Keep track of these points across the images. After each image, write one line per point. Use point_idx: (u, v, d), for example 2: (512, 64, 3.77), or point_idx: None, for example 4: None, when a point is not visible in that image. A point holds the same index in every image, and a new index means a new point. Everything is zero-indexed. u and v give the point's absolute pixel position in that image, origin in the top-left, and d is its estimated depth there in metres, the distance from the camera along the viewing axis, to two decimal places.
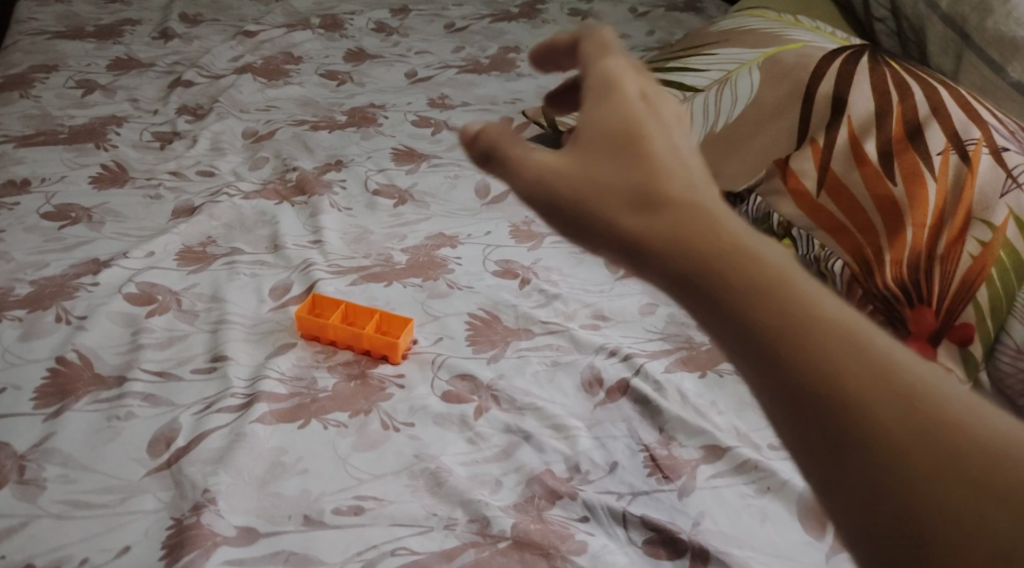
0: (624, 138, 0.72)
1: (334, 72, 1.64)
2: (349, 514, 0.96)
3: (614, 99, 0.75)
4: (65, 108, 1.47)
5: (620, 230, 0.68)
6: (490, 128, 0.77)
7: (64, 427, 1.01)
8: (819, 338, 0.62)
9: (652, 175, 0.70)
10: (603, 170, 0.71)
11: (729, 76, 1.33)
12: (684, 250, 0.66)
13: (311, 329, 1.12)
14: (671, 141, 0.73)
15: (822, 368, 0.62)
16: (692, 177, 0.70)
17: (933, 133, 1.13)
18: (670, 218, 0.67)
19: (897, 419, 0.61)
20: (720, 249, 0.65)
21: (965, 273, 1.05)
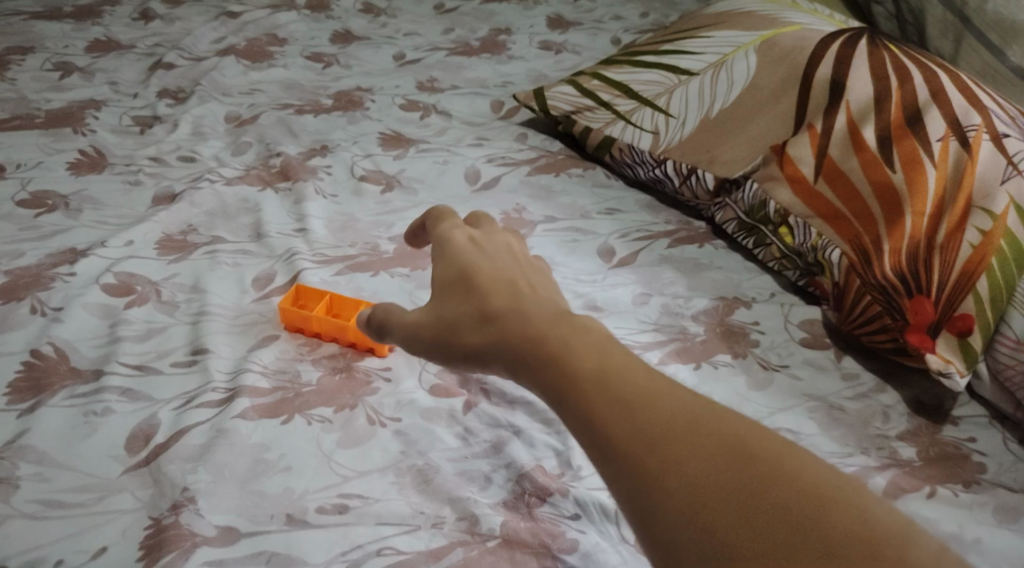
0: (465, 275, 0.83)
1: (319, 54, 1.60)
2: (334, 512, 0.93)
3: (454, 243, 0.86)
4: (42, 92, 1.43)
5: (473, 343, 0.80)
6: (372, 310, 0.89)
7: (39, 424, 0.98)
8: (642, 420, 0.70)
9: (491, 293, 0.81)
10: (449, 307, 0.82)
11: (725, 60, 1.30)
12: (524, 353, 0.76)
13: (295, 321, 1.09)
14: (508, 266, 0.83)
15: (647, 441, 0.70)
16: (524, 291, 0.80)
17: (933, 119, 1.09)
18: (505, 332, 0.78)
19: (714, 478, 0.68)
20: (550, 355, 0.75)
21: (965, 263, 1.01)
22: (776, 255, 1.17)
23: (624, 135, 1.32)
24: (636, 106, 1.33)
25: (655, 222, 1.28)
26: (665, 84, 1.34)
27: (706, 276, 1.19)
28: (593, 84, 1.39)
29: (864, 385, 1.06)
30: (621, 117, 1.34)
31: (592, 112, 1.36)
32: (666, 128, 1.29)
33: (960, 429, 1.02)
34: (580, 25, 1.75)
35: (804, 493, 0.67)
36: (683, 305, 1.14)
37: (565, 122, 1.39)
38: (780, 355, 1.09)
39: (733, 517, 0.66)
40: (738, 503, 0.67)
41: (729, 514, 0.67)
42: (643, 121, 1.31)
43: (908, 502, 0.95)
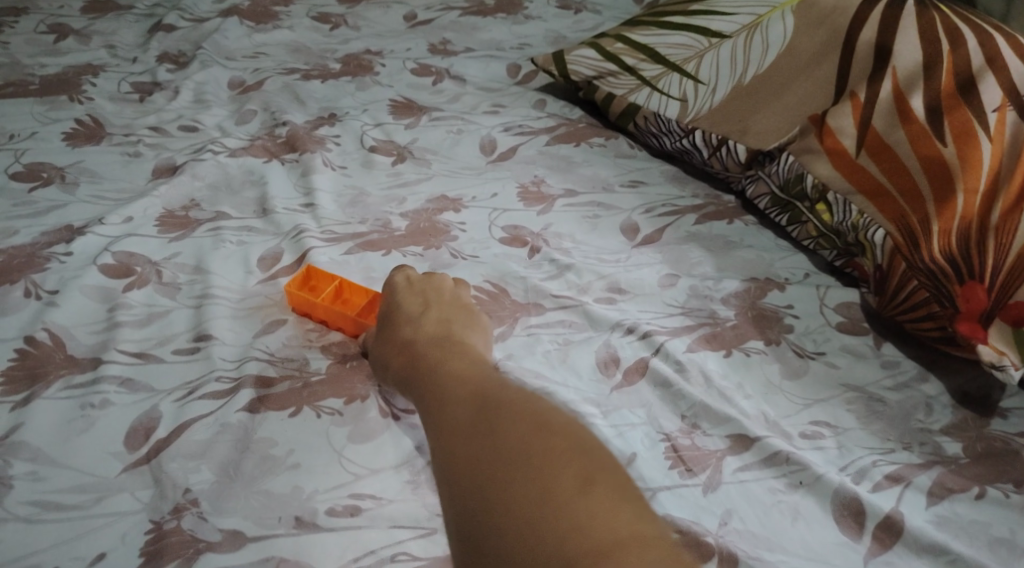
0: (388, 302, 1.00)
1: (327, 14, 1.52)
2: (346, 515, 0.88)
3: (399, 280, 1.02)
4: (37, 56, 1.36)
5: (377, 354, 0.95)
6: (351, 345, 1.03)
7: (33, 417, 0.93)
8: (456, 392, 0.85)
9: (399, 318, 0.97)
10: (375, 338, 0.97)
11: (760, 21, 1.22)
12: (397, 355, 0.93)
13: (303, 305, 1.03)
14: (422, 302, 0.98)
15: (458, 408, 0.83)
16: (422, 310, 0.97)
17: (989, 89, 1.01)
18: (395, 342, 0.94)
19: (492, 429, 0.80)
20: (412, 360, 0.92)
21: (1022, 246, 0.93)
22: (812, 233, 1.11)
23: (650, 102, 1.25)
24: (664, 71, 1.26)
25: (681, 195, 1.21)
26: (695, 47, 1.26)
27: (737, 255, 1.12)
28: (616, 48, 1.31)
29: (905, 373, 1.00)
30: (647, 83, 1.26)
31: (616, 78, 1.29)
32: (695, 95, 1.22)
33: (1010, 422, 0.96)
34: None
35: (545, 430, 0.78)
36: (713, 287, 1.08)
37: (587, 88, 1.32)
38: (815, 341, 1.03)
39: (493, 457, 0.78)
40: (502, 449, 0.78)
41: (492, 457, 0.78)
42: (670, 88, 1.24)
43: (953, 504, 0.89)
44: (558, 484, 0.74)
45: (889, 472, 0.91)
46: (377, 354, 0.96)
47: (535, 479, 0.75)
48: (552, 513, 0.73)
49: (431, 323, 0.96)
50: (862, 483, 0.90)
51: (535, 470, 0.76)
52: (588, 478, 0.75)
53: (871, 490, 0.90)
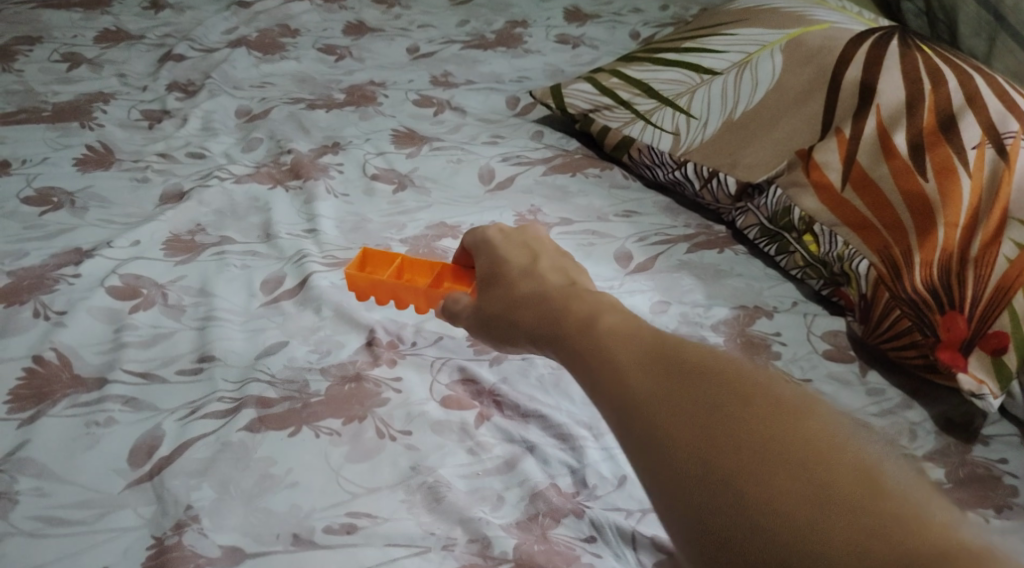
0: (489, 260, 0.91)
1: (332, 46, 1.56)
2: (341, 533, 0.90)
3: (496, 236, 0.94)
4: (50, 84, 1.40)
5: (490, 312, 0.86)
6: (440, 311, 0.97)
7: (40, 434, 0.96)
8: (633, 362, 0.69)
9: (507, 271, 0.88)
10: (480, 296, 0.89)
11: (749, 59, 1.26)
12: (513, 312, 0.83)
13: (369, 291, 1.08)
14: (528, 254, 0.90)
15: (624, 370, 0.69)
16: (530, 262, 0.88)
17: (968, 125, 1.05)
18: (510, 296, 0.85)
19: (683, 388, 0.66)
20: (539, 314, 0.79)
21: (1001, 277, 0.96)
22: (799, 263, 1.13)
23: (643, 135, 1.28)
24: (657, 105, 1.29)
25: (673, 225, 1.24)
26: (687, 83, 1.29)
27: (728, 283, 1.15)
28: (612, 82, 1.35)
29: (889, 401, 1.02)
30: (641, 117, 1.30)
31: (610, 111, 1.32)
32: (687, 129, 1.25)
33: (991, 449, 0.98)
34: (599, 18, 1.70)
35: (779, 413, 0.64)
36: (703, 315, 1.10)
37: (583, 121, 1.35)
38: (803, 368, 1.05)
39: (698, 429, 0.64)
40: (704, 411, 0.65)
41: (692, 426, 0.65)
42: (663, 122, 1.27)
43: None
44: (825, 477, 0.61)
45: None
46: (488, 312, 0.86)
47: (758, 446, 0.63)
48: (827, 516, 0.59)
49: (546, 272, 0.86)
50: None
51: (782, 458, 0.62)
52: (854, 462, 0.61)
53: None
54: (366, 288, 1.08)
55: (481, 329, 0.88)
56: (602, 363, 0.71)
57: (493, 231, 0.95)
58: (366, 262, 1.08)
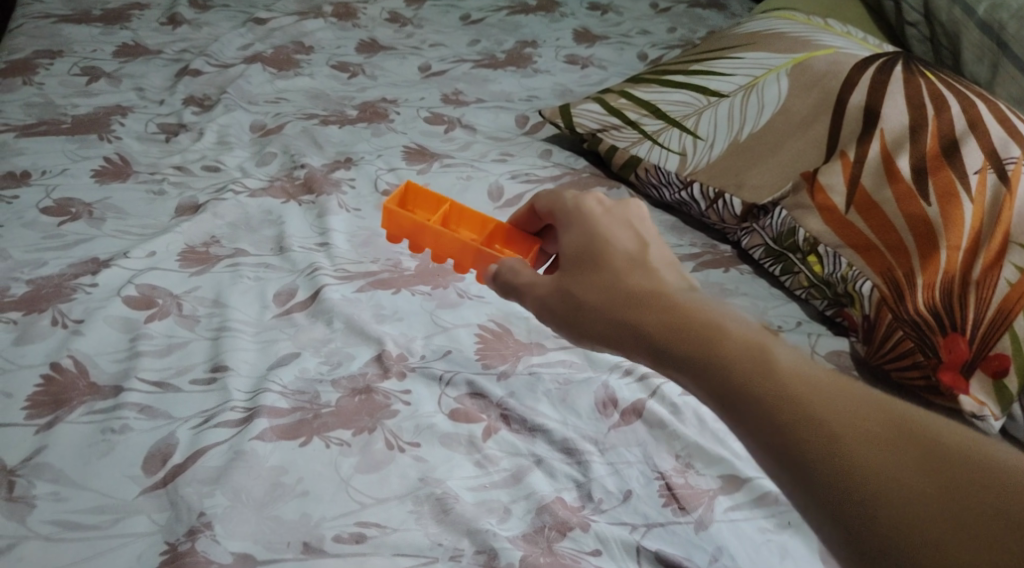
0: (586, 243, 0.98)
1: (345, 64, 1.59)
2: (351, 542, 0.92)
3: (595, 217, 1.00)
4: (70, 97, 1.42)
5: (593, 300, 0.92)
6: (507, 274, 1.02)
7: (57, 440, 0.98)
8: (753, 361, 0.79)
9: (610, 261, 0.94)
10: (582, 272, 0.95)
11: (756, 82, 1.28)
12: (626, 310, 0.89)
13: (411, 229, 1.16)
14: (631, 242, 0.96)
15: (774, 399, 0.77)
16: (635, 251, 0.95)
17: (970, 151, 1.08)
18: (623, 290, 0.91)
19: (833, 420, 0.74)
20: (662, 325, 0.85)
21: (1002, 300, 0.99)
22: (804, 284, 1.16)
23: (651, 155, 1.30)
24: (664, 126, 1.31)
25: (680, 244, 1.25)
26: (694, 105, 1.32)
27: (734, 302, 1.16)
28: (620, 103, 1.37)
29: None
30: (648, 137, 1.32)
31: (619, 131, 1.34)
32: (694, 150, 1.27)
33: None
34: (607, 39, 1.72)
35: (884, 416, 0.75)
36: None
37: (591, 140, 1.37)
38: None
39: (815, 421, 0.75)
40: (855, 443, 0.73)
41: (807, 413, 0.75)
42: (671, 142, 1.29)
43: None
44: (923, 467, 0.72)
45: None
46: (588, 298, 0.93)
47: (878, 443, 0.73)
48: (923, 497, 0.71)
49: (651, 265, 0.93)
50: None
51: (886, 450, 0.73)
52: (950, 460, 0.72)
53: None
54: (406, 226, 1.15)
55: (571, 312, 0.94)
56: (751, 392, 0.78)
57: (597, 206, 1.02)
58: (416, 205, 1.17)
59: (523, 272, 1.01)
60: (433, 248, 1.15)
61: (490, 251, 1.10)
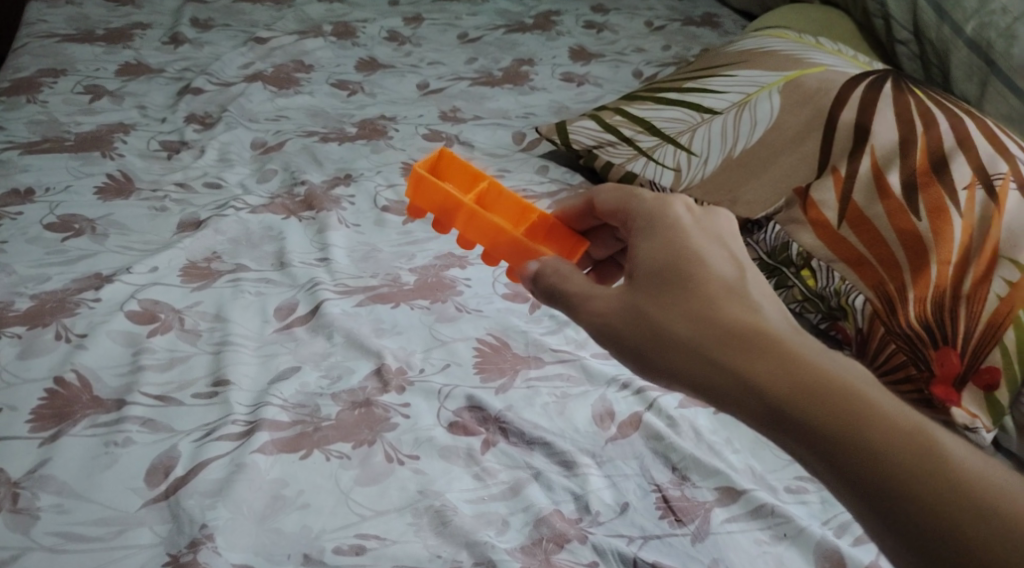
0: (669, 260, 0.88)
1: (345, 82, 1.61)
2: (351, 554, 0.93)
3: (679, 225, 0.90)
4: (73, 115, 1.44)
5: (686, 341, 0.84)
6: (561, 284, 0.93)
7: (61, 452, 0.99)
8: (875, 436, 0.76)
9: (702, 291, 0.86)
10: (663, 304, 0.87)
11: (748, 99, 1.30)
12: (724, 353, 0.83)
13: (443, 204, 1.01)
14: (724, 264, 0.87)
15: (903, 489, 0.74)
16: (731, 277, 0.87)
17: (959, 166, 1.10)
18: (722, 332, 0.83)
19: (970, 518, 0.72)
20: (778, 391, 0.80)
21: (992, 314, 1.01)
22: (797, 297, 1.15)
23: (646, 171, 1.31)
24: (658, 142, 1.33)
25: None
26: (688, 122, 1.33)
27: None
28: (615, 120, 1.39)
29: None
30: (643, 153, 1.33)
31: (614, 147, 1.36)
32: (688, 165, 1.29)
33: None
34: (603, 57, 1.74)
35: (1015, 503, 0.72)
36: None
37: (587, 156, 1.39)
38: None
39: (943, 509, 0.73)
40: (994, 553, 0.71)
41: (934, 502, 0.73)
42: (665, 158, 1.31)
43: None
44: None
45: None
46: (678, 337, 0.85)
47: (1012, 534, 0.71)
48: None
49: (746, 296, 0.85)
50: (843, 537, 0.98)
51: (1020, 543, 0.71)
52: None
53: (851, 544, 0.97)
54: (435, 197, 1.01)
55: (652, 348, 0.86)
56: (883, 485, 0.75)
57: (680, 213, 0.91)
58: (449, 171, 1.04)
59: (576, 284, 0.93)
60: (462, 230, 1.02)
61: (534, 246, 0.99)
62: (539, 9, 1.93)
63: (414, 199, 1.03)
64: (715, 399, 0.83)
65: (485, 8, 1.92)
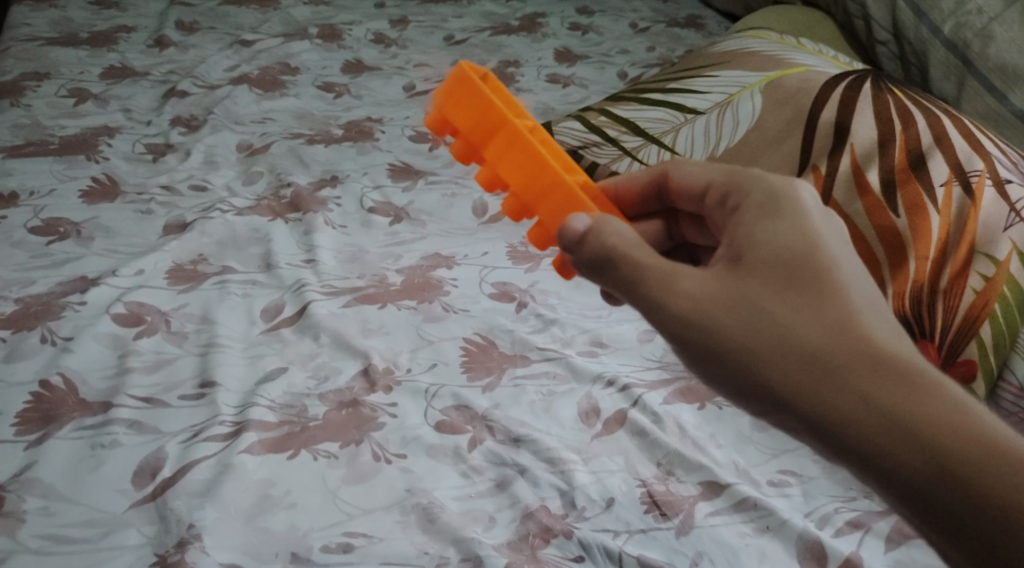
0: (794, 254, 0.77)
1: (331, 84, 1.61)
2: (338, 552, 0.93)
3: (808, 215, 0.78)
4: (58, 119, 1.44)
5: (810, 353, 0.74)
6: (634, 256, 0.80)
7: (47, 455, 0.99)
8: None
9: (835, 299, 0.75)
10: (783, 306, 0.75)
11: (731, 99, 1.30)
12: (858, 375, 0.73)
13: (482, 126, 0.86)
14: (858, 272, 0.77)
15: None
16: (863, 284, 0.76)
17: (936, 163, 1.11)
18: (857, 350, 0.73)
19: None
20: (920, 433, 0.71)
21: (969, 307, 1.04)
22: None
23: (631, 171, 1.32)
24: (643, 142, 1.33)
25: None
26: (672, 122, 1.34)
27: None
28: (600, 121, 1.39)
29: None
30: (628, 153, 1.34)
31: (599, 148, 1.36)
32: None
33: None
34: (588, 59, 1.75)
35: None
36: None
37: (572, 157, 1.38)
38: None
39: None
40: None
41: None
42: (649, 158, 1.31)
43: (910, 549, 0.98)
44: None
45: (851, 518, 1.00)
46: (801, 344, 0.74)
47: None
48: None
49: (880, 314, 0.75)
50: (825, 529, 0.99)
51: None
52: None
53: (833, 535, 0.98)
54: (472, 115, 0.86)
55: (759, 355, 0.75)
56: (1016, 560, 0.69)
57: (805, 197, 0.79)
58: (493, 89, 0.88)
59: (650, 259, 0.79)
60: (495, 161, 0.87)
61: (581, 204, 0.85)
62: (524, 11, 1.93)
63: (442, 110, 0.87)
64: (827, 425, 0.73)
65: (471, 11, 1.92)
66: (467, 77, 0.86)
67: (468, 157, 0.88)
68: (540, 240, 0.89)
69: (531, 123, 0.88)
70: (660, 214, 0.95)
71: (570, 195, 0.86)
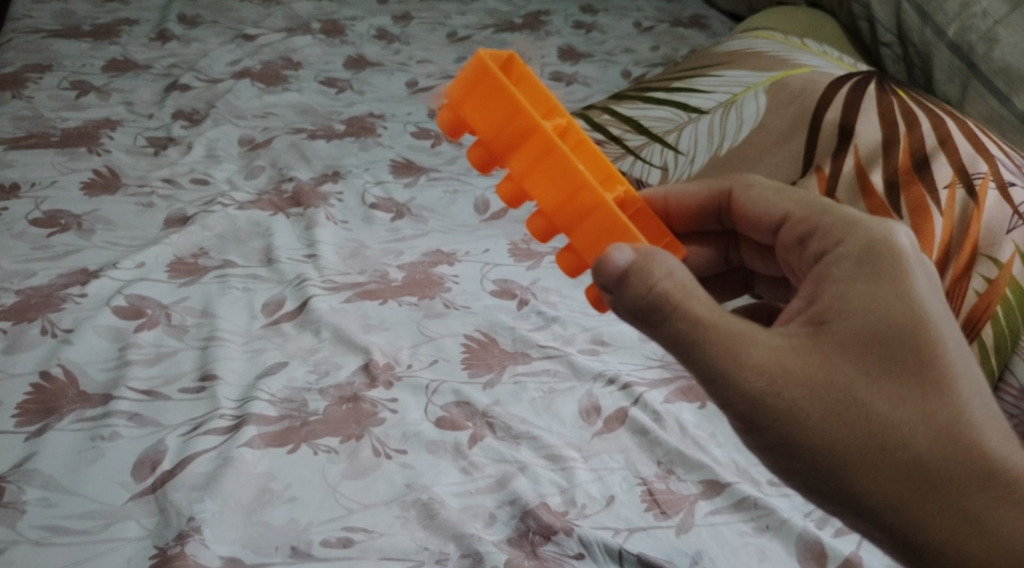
0: (890, 328, 0.75)
1: (333, 80, 1.61)
2: (338, 546, 0.93)
3: (908, 281, 0.77)
4: (59, 110, 1.44)
5: (892, 440, 0.74)
6: (695, 311, 0.76)
7: (47, 447, 0.99)
8: None
9: (923, 382, 0.75)
10: (871, 388, 0.75)
11: (735, 99, 1.30)
12: (941, 467, 0.74)
13: (506, 131, 0.83)
14: (954, 348, 0.76)
15: None
16: (955, 364, 0.76)
17: (940, 166, 1.10)
18: (940, 440, 0.74)
19: None
20: (998, 541, 0.74)
21: (971, 309, 1.04)
22: None
23: (633, 169, 1.32)
24: (646, 141, 1.34)
25: None
26: (675, 121, 1.34)
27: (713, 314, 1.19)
28: (604, 120, 1.40)
29: None
30: (631, 152, 1.34)
31: (602, 146, 1.36)
32: (675, 164, 1.30)
33: None
34: (591, 57, 1.75)
35: None
36: None
37: None
38: None
39: None
40: None
41: None
42: (652, 157, 1.32)
43: None
44: None
45: None
46: (885, 432, 0.74)
47: None
48: None
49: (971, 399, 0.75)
50: (826, 529, 0.99)
51: None
52: None
53: (833, 535, 0.98)
54: (495, 119, 0.82)
55: (838, 438, 0.75)
56: None
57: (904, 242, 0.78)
58: (517, 82, 0.84)
59: (712, 311, 0.76)
60: (522, 174, 0.84)
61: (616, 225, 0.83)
62: (528, 9, 1.93)
63: (460, 111, 0.83)
64: (898, 517, 0.75)
65: (474, 8, 1.92)
66: (492, 76, 0.82)
67: (488, 166, 0.85)
68: (571, 267, 0.86)
69: (561, 126, 0.84)
70: (714, 240, 0.94)
71: (605, 216, 0.83)
